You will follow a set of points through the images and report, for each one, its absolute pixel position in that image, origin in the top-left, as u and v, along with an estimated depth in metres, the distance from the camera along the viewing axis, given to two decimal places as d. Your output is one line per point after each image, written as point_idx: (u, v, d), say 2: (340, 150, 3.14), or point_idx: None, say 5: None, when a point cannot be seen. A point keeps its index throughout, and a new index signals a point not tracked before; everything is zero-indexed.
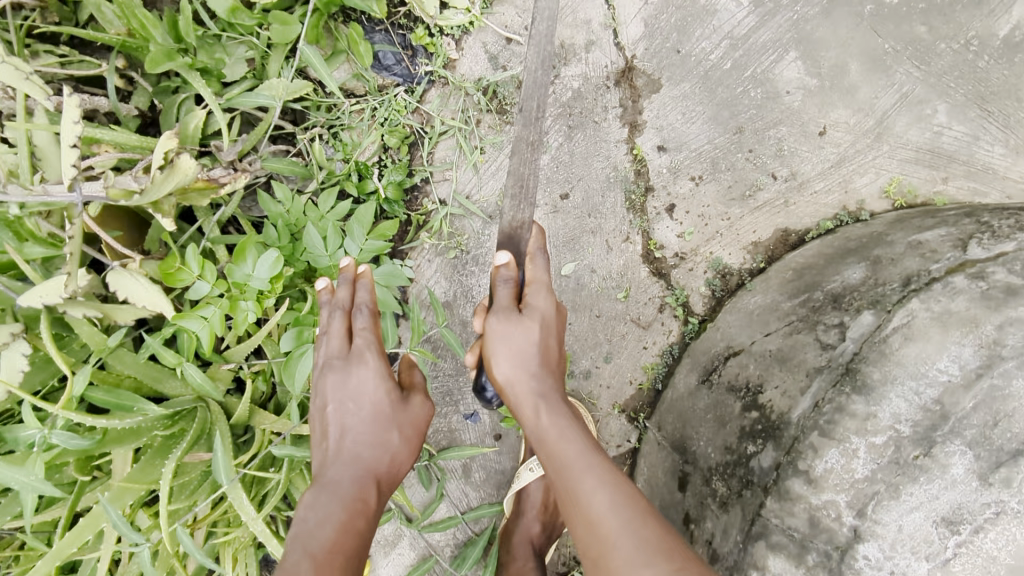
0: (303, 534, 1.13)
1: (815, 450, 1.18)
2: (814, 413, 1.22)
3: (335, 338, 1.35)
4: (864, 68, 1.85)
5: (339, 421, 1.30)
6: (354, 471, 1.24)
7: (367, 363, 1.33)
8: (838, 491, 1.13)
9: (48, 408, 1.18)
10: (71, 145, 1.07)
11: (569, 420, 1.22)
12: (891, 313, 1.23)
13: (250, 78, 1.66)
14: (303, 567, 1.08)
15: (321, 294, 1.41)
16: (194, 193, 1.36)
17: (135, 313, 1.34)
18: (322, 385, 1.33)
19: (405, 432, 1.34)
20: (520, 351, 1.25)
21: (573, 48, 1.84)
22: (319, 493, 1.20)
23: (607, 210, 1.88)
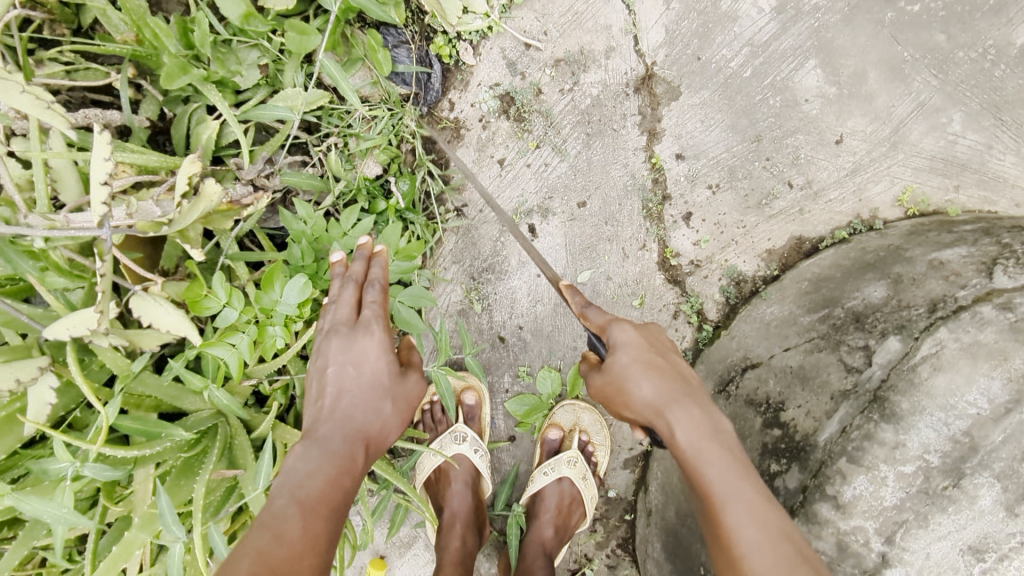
0: (290, 483, 1.09)
1: (843, 476, 1.35)
2: (842, 438, 1.38)
3: (344, 306, 1.33)
4: (883, 77, 1.84)
5: (337, 383, 1.27)
6: (346, 431, 1.22)
7: (374, 332, 1.30)
8: (866, 517, 1.32)
9: (79, 442, 1.18)
10: (102, 182, 1.04)
11: (725, 452, 1.15)
12: (917, 341, 1.38)
13: (264, 85, 1.60)
14: (289, 510, 1.03)
15: (334, 266, 1.39)
16: (216, 215, 1.32)
17: (159, 338, 1.32)
18: (325, 347, 1.30)
19: (399, 404, 1.32)
20: (642, 349, 1.27)
21: (593, 55, 1.81)
22: (308, 448, 1.17)
23: (624, 218, 1.87)
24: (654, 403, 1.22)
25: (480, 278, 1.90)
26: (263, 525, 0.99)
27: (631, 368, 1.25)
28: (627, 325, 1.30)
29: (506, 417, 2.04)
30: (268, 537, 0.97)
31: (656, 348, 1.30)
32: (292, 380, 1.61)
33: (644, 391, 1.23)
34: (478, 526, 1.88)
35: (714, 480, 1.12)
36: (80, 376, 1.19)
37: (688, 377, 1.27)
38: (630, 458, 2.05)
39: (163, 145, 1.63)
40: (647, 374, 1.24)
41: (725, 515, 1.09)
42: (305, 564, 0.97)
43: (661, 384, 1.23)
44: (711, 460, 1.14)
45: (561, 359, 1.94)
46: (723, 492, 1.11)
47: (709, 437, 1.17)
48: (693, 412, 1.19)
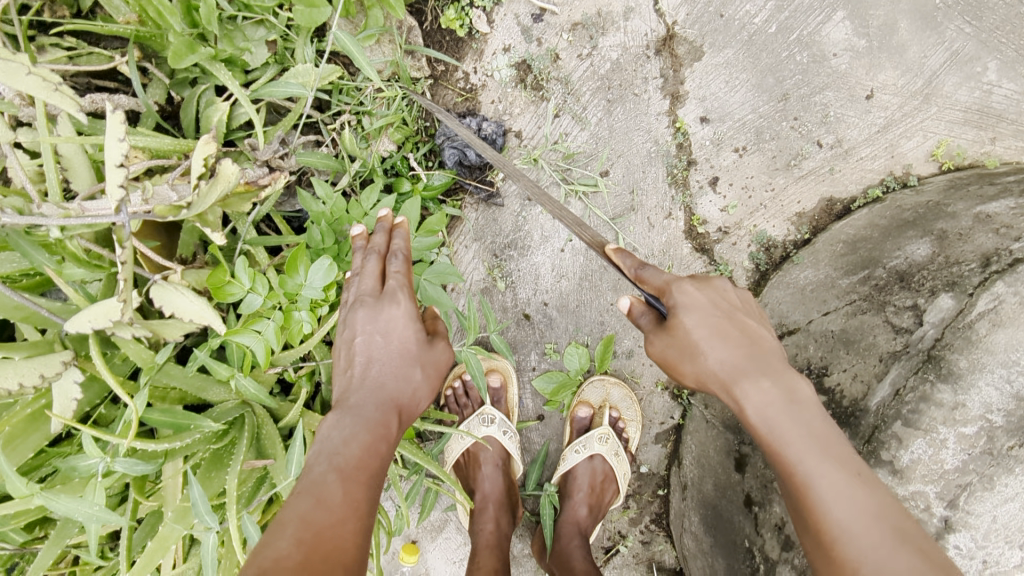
0: (328, 451, 1.05)
1: (899, 440, 1.32)
2: (895, 401, 1.34)
3: (369, 278, 1.28)
4: (915, 26, 1.76)
5: (366, 352, 1.22)
6: (379, 398, 1.17)
7: (400, 301, 1.25)
8: (926, 482, 1.29)
9: (110, 437, 1.15)
10: (118, 165, 0.99)
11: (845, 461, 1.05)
12: (972, 297, 1.33)
13: (273, 64, 1.55)
14: (328, 478, 1.00)
15: (355, 240, 1.35)
16: (234, 198, 1.27)
17: (182, 328, 1.27)
18: (351, 318, 1.25)
19: (429, 372, 1.27)
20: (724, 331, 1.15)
21: (611, 17, 1.74)
22: (342, 417, 1.12)
23: (648, 186, 1.81)
24: (716, 368, 1.15)
25: (501, 255, 1.85)
26: (304, 493, 0.96)
27: (703, 326, 1.15)
28: (690, 284, 1.19)
29: (534, 396, 2.00)
30: (310, 504, 0.94)
31: (724, 312, 1.18)
32: (317, 367, 1.57)
33: (707, 343, 1.15)
34: (511, 507, 1.85)
35: (828, 489, 1.02)
36: (107, 369, 1.15)
37: (768, 359, 1.15)
38: (661, 433, 1.99)
39: (172, 129, 1.58)
40: (718, 334, 1.15)
41: (830, 518, 1.01)
42: (349, 528, 0.94)
43: (725, 347, 1.15)
44: (818, 466, 1.04)
45: (588, 334, 1.90)
46: (838, 501, 1.01)
47: (821, 441, 1.07)
48: (776, 388, 1.11)
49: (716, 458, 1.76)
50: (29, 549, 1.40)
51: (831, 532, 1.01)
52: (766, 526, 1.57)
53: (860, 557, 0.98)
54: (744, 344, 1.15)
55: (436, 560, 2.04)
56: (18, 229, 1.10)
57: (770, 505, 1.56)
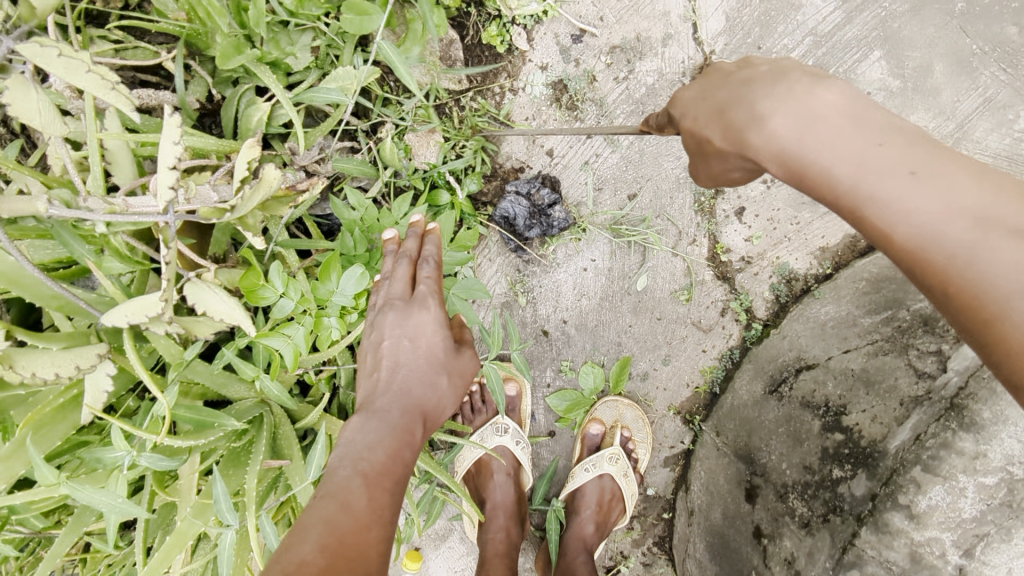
0: (352, 455, 1.08)
1: (917, 485, 1.37)
2: (915, 446, 1.39)
3: (399, 282, 1.32)
4: (950, 70, 1.76)
5: (393, 356, 1.25)
6: (405, 403, 1.20)
7: (429, 307, 1.30)
8: (942, 528, 1.34)
9: (138, 431, 1.16)
10: (170, 167, 1.00)
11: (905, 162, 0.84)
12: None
13: (315, 69, 1.57)
14: (353, 482, 1.02)
15: (388, 244, 1.39)
16: (273, 201, 1.28)
17: (213, 327, 1.29)
18: (380, 321, 1.29)
19: (453, 379, 1.30)
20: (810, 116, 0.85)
21: (649, 42, 1.76)
22: (366, 420, 1.15)
23: (675, 212, 1.83)
24: (775, 145, 0.86)
25: (524, 270, 1.86)
26: (328, 497, 0.98)
27: (786, 122, 0.85)
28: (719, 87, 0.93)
29: (547, 412, 2.01)
30: (334, 508, 0.96)
31: (810, 84, 0.86)
32: (338, 371, 1.60)
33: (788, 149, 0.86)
34: (520, 519, 1.89)
35: (888, 194, 0.84)
36: (140, 365, 1.17)
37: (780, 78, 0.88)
38: (670, 456, 2.00)
39: (209, 127, 1.60)
40: (802, 117, 0.85)
41: (920, 251, 0.84)
42: (373, 535, 0.96)
43: (809, 147, 0.85)
44: (927, 204, 0.83)
45: (605, 354, 1.91)
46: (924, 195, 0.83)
47: (912, 166, 0.83)
48: (838, 142, 0.85)
49: (725, 487, 1.77)
50: (45, 534, 1.41)
51: (940, 251, 0.83)
52: (775, 560, 1.59)
53: (950, 255, 0.83)
54: (841, 92, 0.86)
55: (438, 568, 2.04)
56: (63, 220, 1.12)
57: (780, 539, 1.59)
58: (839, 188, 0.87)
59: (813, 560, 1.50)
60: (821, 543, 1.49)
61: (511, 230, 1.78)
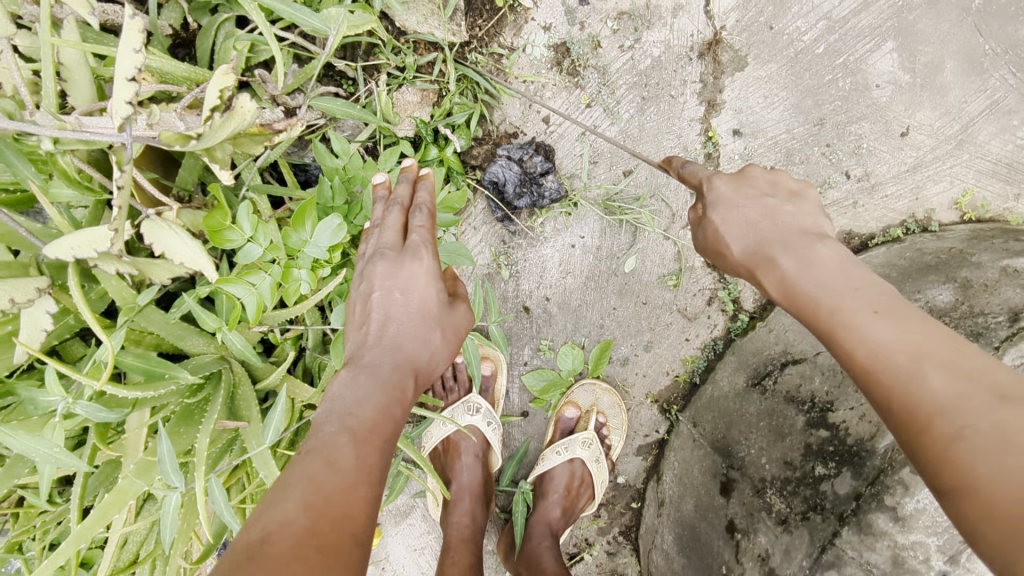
0: (339, 410, 1.00)
1: (905, 487, 1.30)
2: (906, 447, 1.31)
3: (390, 230, 1.23)
4: (961, 69, 1.71)
5: (383, 308, 1.17)
6: (395, 359, 1.11)
7: (422, 257, 1.20)
8: (928, 533, 1.27)
9: (77, 377, 1.04)
10: (129, 79, 0.89)
11: (932, 346, 0.88)
12: (998, 351, 1.32)
13: (301, 4, 1.46)
14: (340, 439, 0.95)
15: (377, 189, 1.29)
16: (245, 138, 1.18)
17: (170, 270, 1.19)
18: (370, 271, 1.20)
19: (447, 335, 1.21)
20: (753, 222, 1.13)
21: (658, 11, 1.68)
22: (355, 375, 1.07)
23: (670, 192, 1.76)
24: (803, 283, 1.04)
25: (510, 242, 1.78)
26: (314, 453, 0.92)
27: (729, 219, 1.16)
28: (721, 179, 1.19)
29: (521, 391, 1.94)
30: (320, 465, 0.90)
31: (757, 204, 1.15)
32: (305, 331, 1.50)
33: (735, 236, 1.15)
34: (486, 500, 1.82)
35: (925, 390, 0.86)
36: (84, 303, 1.04)
37: (797, 229, 1.10)
38: (643, 445, 1.95)
39: (183, 58, 1.48)
40: (744, 224, 1.14)
41: (937, 426, 0.84)
42: (360, 495, 0.89)
43: (759, 231, 1.12)
44: (894, 338, 0.91)
45: (586, 335, 1.84)
46: (934, 369, 0.86)
47: (917, 342, 0.89)
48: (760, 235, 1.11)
49: (700, 479, 1.73)
50: None
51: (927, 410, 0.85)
52: (747, 556, 1.55)
53: (956, 425, 0.82)
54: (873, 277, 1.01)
55: (397, 545, 1.97)
56: (5, 136, 1.00)
57: (755, 534, 1.54)
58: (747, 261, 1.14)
59: (788, 558, 1.45)
60: (799, 541, 1.44)
61: (498, 196, 1.69)
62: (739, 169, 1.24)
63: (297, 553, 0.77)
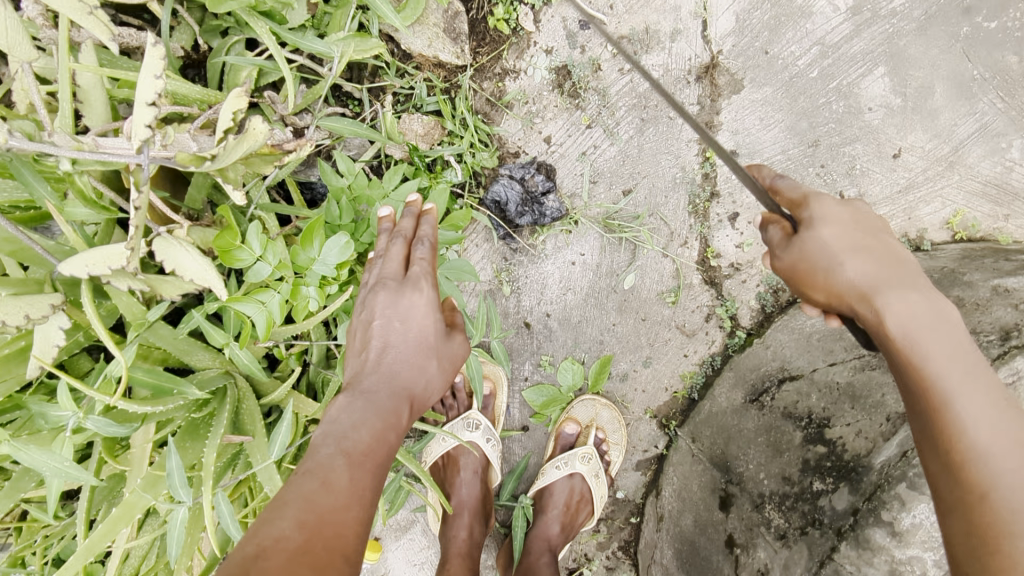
0: (335, 434, 1.02)
1: (902, 502, 1.30)
2: (902, 462, 1.32)
3: (393, 261, 1.26)
4: (950, 93, 1.76)
5: (383, 336, 1.19)
6: (392, 386, 1.14)
7: (422, 289, 1.23)
8: (926, 548, 1.26)
9: (87, 392, 1.05)
10: (149, 103, 0.92)
11: (988, 387, 0.94)
12: (991, 368, 1.35)
13: (310, 28, 1.50)
14: (336, 461, 0.97)
15: (382, 222, 1.33)
16: (256, 158, 1.21)
17: (180, 287, 1.21)
18: (371, 300, 1.23)
19: (444, 365, 1.24)
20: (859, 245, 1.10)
21: (657, 35, 1.73)
22: (352, 400, 1.09)
23: (668, 212, 1.79)
24: (898, 316, 1.01)
25: (512, 259, 1.81)
26: (309, 474, 0.93)
27: (838, 246, 1.10)
28: (831, 199, 1.15)
29: (521, 407, 1.96)
30: (315, 485, 0.91)
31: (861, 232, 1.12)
32: (311, 346, 1.52)
33: (846, 263, 1.09)
34: (485, 515, 1.83)
35: (971, 427, 0.92)
36: (98, 319, 1.05)
37: (909, 274, 1.07)
38: (642, 460, 1.96)
39: (194, 79, 1.52)
40: (855, 252, 1.09)
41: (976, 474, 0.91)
42: (352, 516, 0.91)
43: (870, 263, 1.08)
44: (949, 373, 0.95)
45: (586, 351, 1.86)
46: (974, 410, 0.93)
47: (977, 386, 0.94)
48: (901, 297, 1.02)
49: (699, 494, 1.76)
50: None
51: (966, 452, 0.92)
52: (747, 570, 1.56)
53: (997, 474, 0.90)
54: (934, 304, 1.01)
55: (397, 560, 1.97)
56: (22, 155, 1.02)
57: (753, 549, 1.56)
58: (852, 289, 1.08)
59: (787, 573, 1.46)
60: (798, 556, 1.44)
61: (500, 215, 1.73)
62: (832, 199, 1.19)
63: (290, 569, 0.78)
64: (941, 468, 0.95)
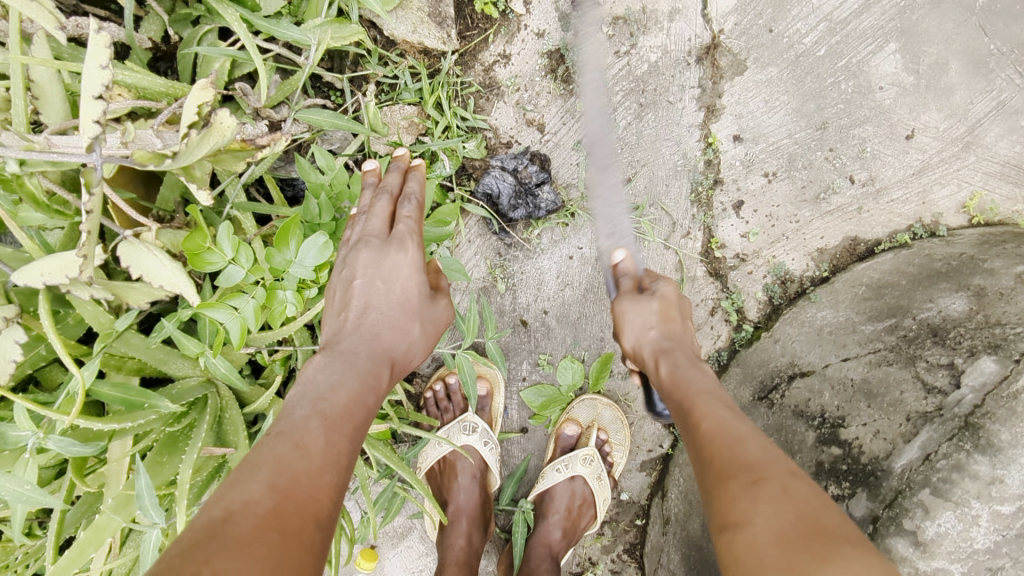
0: (312, 395, 0.97)
1: (926, 510, 1.25)
2: (925, 466, 1.27)
3: (377, 218, 1.17)
4: (966, 69, 1.67)
5: (364, 297, 1.12)
6: (373, 348, 1.08)
7: (407, 248, 1.15)
8: (951, 559, 1.22)
9: (45, 411, 0.98)
10: (94, 98, 0.85)
11: (719, 439, 0.96)
12: (1019, 364, 1.26)
13: (286, 14, 1.41)
14: (311, 423, 0.92)
15: (366, 176, 1.25)
16: (226, 154, 1.13)
17: (149, 294, 1.14)
18: (352, 258, 1.14)
19: (427, 329, 1.17)
20: (645, 322, 1.29)
21: (654, 15, 1.64)
22: (330, 360, 1.03)
23: (669, 201, 1.71)
24: (677, 374, 1.16)
25: (506, 255, 1.73)
26: (283, 436, 0.88)
27: (645, 325, 1.28)
28: (666, 290, 1.34)
29: (521, 408, 1.89)
30: (288, 448, 0.86)
31: (661, 317, 1.28)
32: (295, 352, 1.44)
33: (648, 338, 1.27)
34: (485, 522, 1.76)
35: (748, 450, 0.92)
36: (54, 334, 0.99)
37: (694, 355, 1.24)
38: (647, 461, 1.89)
39: (166, 72, 1.43)
40: (660, 331, 1.27)
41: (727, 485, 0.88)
42: (327, 481, 0.85)
43: (661, 339, 1.26)
44: (723, 418, 1.00)
45: (586, 349, 1.78)
46: (754, 441, 0.93)
47: (751, 429, 0.97)
48: (714, 377, 1.15)
49: None
50: None
51: (730, 463, 0.90)
52: None
53: (750, 477, 0.87)
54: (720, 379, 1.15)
55: (395, 568, 1.91)
56: None
57: None
58: (663, 380, 1.19)
59: None
60: None
61: (494, 209, 1.64)
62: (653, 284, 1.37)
63: (258, 534, 0.73)
64: (715, 532, 0.87)
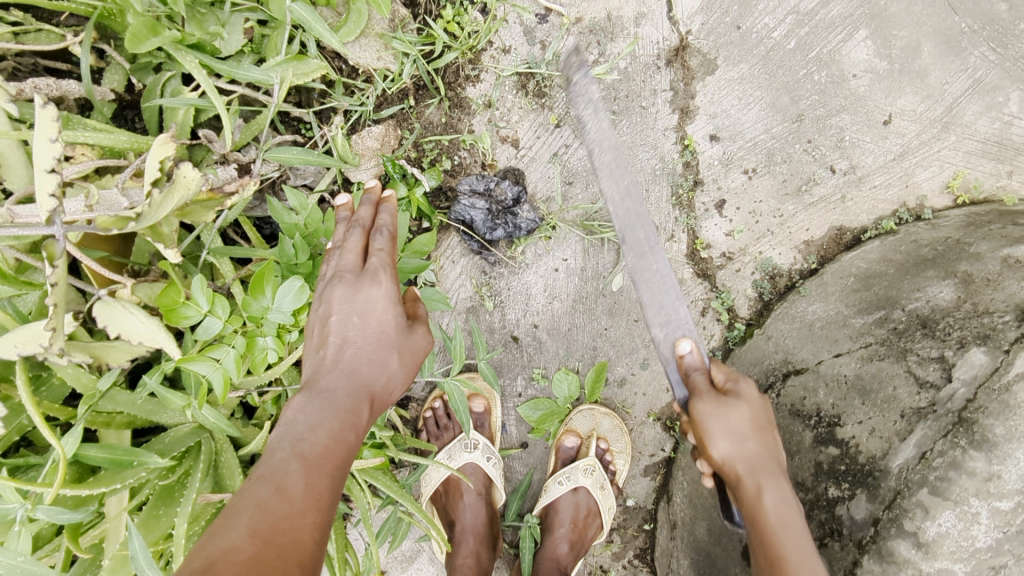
0: (292, 435, 0.96)
1: (926, 510, 1.25)
2: (921, 466, 1.27)
3: (350, 253, 1.15)
4: (938, 50, 1.65)
5: (341, 332, 1.10)
6: (351, 384, 1.05)
7: (381, 281, 1.12)
8: (954, 559, 1.22)
9: (28, 484, 0.98)
10: (49, 170, 0.85)
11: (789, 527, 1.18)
12: (1009, 355, 1.26)
13: (249, 52, 1.40)
14: (291, 465, 0.92)
15: (338, 210, 1.24)
16: (195, 206, 1.12)
17: (129, 352, 1.13)
18: (327, 295, 1.12)
19: (407, 361, 1.14)
20: (733, 428, 1.27)
21: (620, 22, 1.63)
22: (309, 398, 1.02)
23: (651, 206, 1.69)
24: (733, 459, 1.26)
25: (491, 272, 1.72)
26: (263, 479, 0.88)
27: (719, 424, 1.27)
28: (753, 391, 1.33)
29: (519, 423, 1.88)
30: (269, 491, 0.87)
31: (754, 425, 1.28)
32: (285, 392, 1.43)
33: (723, 443, 1.26)
34: (493, 541, 1.76)
35: None
36: (32, 405, 0.98)
37: (771, 442, 1.29)
38: (650, 465, 1.88)
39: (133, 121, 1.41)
40: (729, 432, 1.26)
41: None
42: (308, 522, 0.86)
43: (740, 446, 1.26)
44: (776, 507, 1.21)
45: (580, 360, 1.77)
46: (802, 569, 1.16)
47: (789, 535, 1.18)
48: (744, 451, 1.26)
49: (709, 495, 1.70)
50: None
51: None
52: None
53: None
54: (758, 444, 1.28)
55: None
56: None
57: None
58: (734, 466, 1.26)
59: None
60: None
61: (470, 232, 1.64)
62: (736, 386, 1.33)
63: None
64: None
